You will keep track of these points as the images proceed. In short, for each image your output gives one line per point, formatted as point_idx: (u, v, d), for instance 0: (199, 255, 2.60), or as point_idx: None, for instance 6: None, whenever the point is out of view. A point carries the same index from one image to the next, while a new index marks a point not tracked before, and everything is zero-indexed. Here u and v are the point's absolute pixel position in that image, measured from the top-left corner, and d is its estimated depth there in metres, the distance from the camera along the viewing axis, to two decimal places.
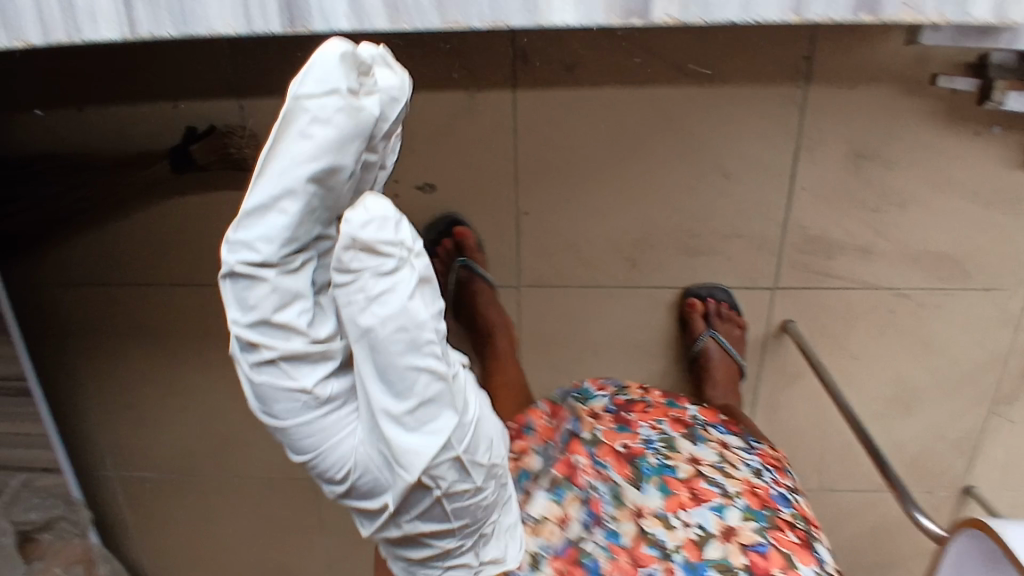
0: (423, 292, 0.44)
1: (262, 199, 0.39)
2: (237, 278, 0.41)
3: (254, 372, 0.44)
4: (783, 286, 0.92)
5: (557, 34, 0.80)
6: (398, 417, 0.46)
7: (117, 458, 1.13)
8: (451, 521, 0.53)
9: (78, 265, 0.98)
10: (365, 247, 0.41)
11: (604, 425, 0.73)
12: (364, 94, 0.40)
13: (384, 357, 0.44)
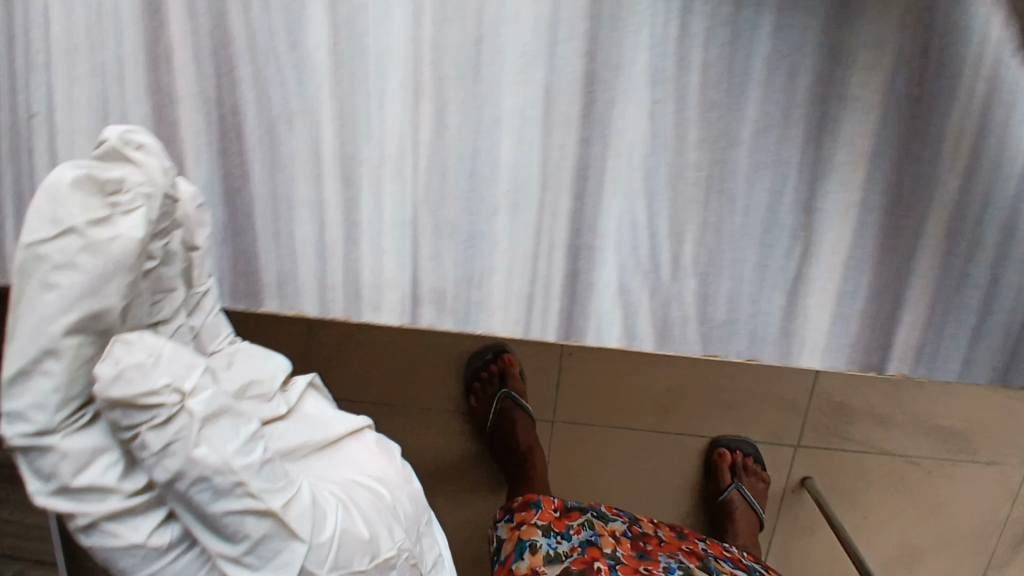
0: (217, 428, 0.46)
1: (18, 374, 0.41)
2: (27, 453, 0.43)
3: (82, 536, 0.45)
4: (806, 446, 0.96)
5: None
6: (235, 558, 0.48)
7: None
8: None
9: None
10: (124, 406, 0.42)
11: (624, 548, 0.79)
12: (108, 234, 0.43)
13: (194, 507, 0.45)
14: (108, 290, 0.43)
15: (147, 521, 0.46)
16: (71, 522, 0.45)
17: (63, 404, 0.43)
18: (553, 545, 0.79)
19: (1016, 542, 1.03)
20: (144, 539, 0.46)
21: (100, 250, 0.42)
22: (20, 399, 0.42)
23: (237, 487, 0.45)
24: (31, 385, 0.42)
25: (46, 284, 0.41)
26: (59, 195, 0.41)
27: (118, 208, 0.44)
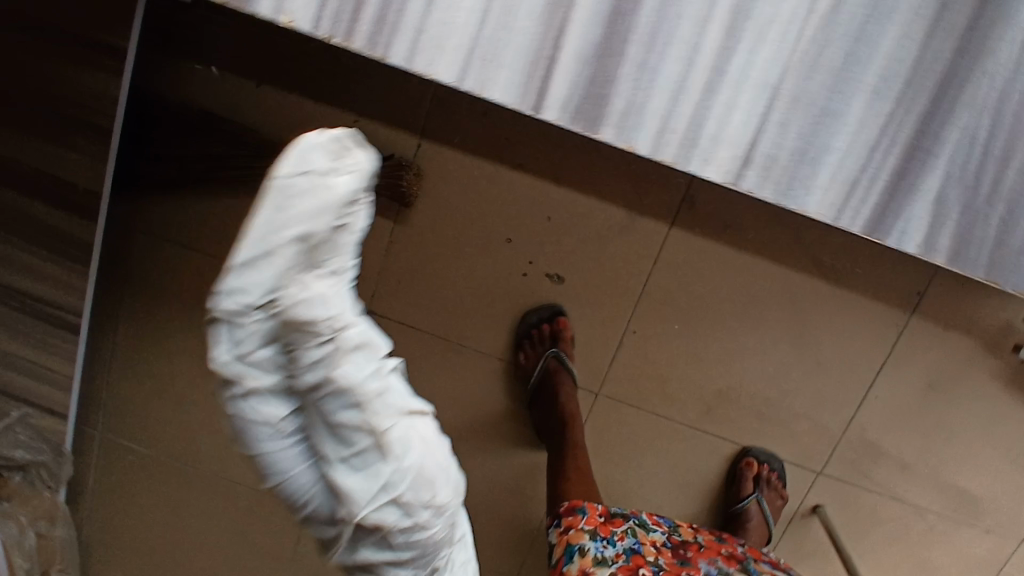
0: (355, 357, 0.47)
1: (247, 255, 0.42)
2: (219, 325, 0.45)
3: (232, 402, 0.48)
4: (827, 473, 0.99)
5: (727, 195, 0.89)
6: (342, 459, 0.50)
7: (114, 421, 1.03)
8: (401, 550, 0.55)
9: (177, 221, 0.93)
10: (299, 320, 0.44)
11: (666, 558, 0.87)
12: (340, 175, 0.43)
13: (325, 415, 0.48)
14: (321, 222, 0.43)
15: (275, 405, 0.48)
16: (234, 384, 0.47)
17: (279, 255, 0.42)
18: (601, 549, 0.85)
19: None
20: (275, 420, 0.48)
21: (324, 182, 0.43)
22: (243, 278, 0.43)
23: (368, 399, 0.47)
24: (263, 258, 0.42)
25: (279, 208, 0.42)
26: (308, 147, 0.43)
27: (342, 166, 0.44)
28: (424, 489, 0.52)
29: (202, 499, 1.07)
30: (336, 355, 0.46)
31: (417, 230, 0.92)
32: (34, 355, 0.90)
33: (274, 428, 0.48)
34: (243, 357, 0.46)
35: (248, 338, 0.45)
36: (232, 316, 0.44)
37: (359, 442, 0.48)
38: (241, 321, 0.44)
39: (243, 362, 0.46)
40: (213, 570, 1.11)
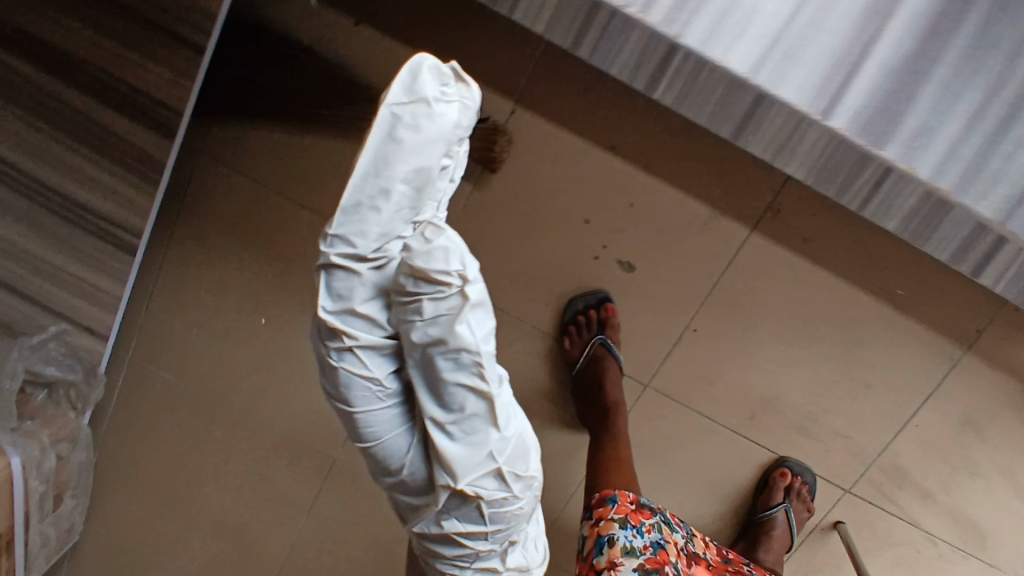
0: (475, 318, 0.55)
1: (372, 191, 0.52)
2: (333, 269, 0.55)
3: (336, 357, 0.58)
4: (853, 493, 1.01)
5: (813, 208, 0.88)
6: (440, 423, 0.60)
7: (151, 345, 1.01)
8: (492, 523, 0.69)
9: (249, 154, 0.90)
10: (419, 276, 0.53)
11: (685, 562, 0.86)
12: (397, 191, 0.52)
13: (430, 371, 0.57)
14: (436, 148, 0.53)
15: (379, 367, 0.59)
16: (335, 338, 0.57)
17: (378, 238, 0.54)
18: (629, 538, 0.85)
19: None
20: (382, 377, 0.60)
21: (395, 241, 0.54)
22: (349, 229, 0.53)
23: (472, 368, 0.56)
24: (383, 193, 0.52)
25: (391, 136, 0.51)
26: (420, 72, 0.52)
27: (445, 97, 0.53)
28: (518, 462, 0.66)
29: (227, 435, 1.05)
30: (450, 323, 0.54)
31: (495, 196, 0.90)
32: (82, 273, 0.86)
33: (379, 386, 0.60)
34: (347, 319, 0.57)
35: (370, 309, 0.57)
36: (348, 294, 0.56)
37: (465, 405, 0.58)
38: (352, 287, 0.56)
39: (360, 324, 0.58)
40: (225, 509, 1.09)
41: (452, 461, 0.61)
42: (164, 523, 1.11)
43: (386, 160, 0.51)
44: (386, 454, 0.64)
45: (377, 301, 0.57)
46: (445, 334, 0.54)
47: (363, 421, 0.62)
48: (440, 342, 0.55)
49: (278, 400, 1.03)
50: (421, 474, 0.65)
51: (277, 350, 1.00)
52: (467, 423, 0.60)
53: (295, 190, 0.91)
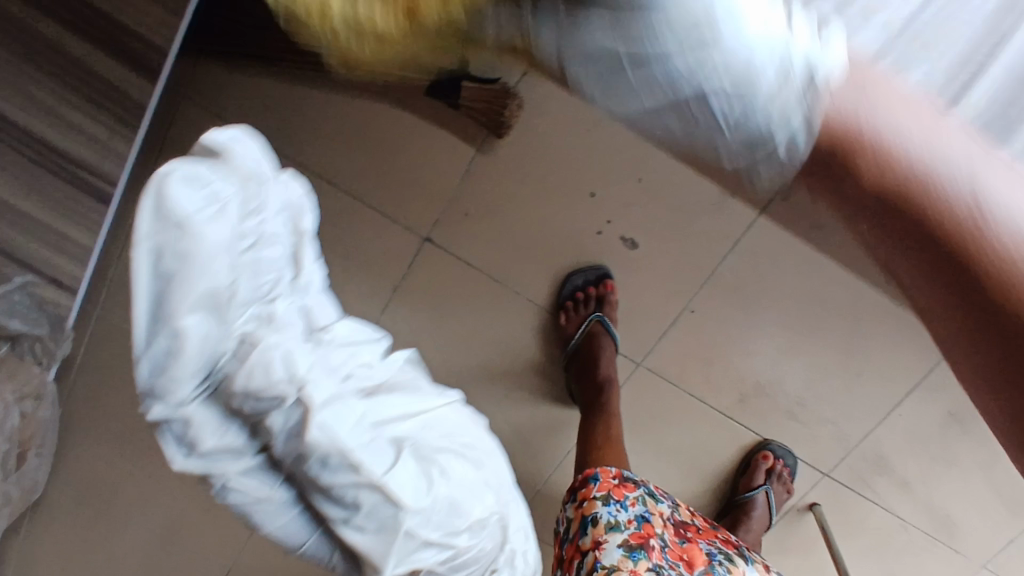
0: (330, 404, 0.44)
1: (157, 336, 0.37)
2: (166, 424, 0.41)
3: (223, 495, 0.44)
4: (833, 477, 1.02)
5: (824, 194, 0.86)
6: (352, 526, 0.46)
7: (125, 299, 0.95)
8: (456, 572, 0.58)
9: (239, 102, 0.85)
10: (254, 388, 0.41)
11: (671, 534, 0.84)
12: (206, 307, 0.38)
13: (315, 482, 0.44)
14: (227, 240, 0.38)
15: (261, 488, 0.44)
16: (205, 484, 0.43)
17: (194, 373, 0.39)
18: (613, 514, 0.83)
19: None
20: (265, 497, 0.44)
21: (219, 314, 0.39)
22: (165, 380, 0.38)
23: (354, 465, 0.44)
24: (188, 327, 0.37)
25: (165, 265, 0.36)
26: (169, 181, 0.35)
27: (245, 183, 0.40)
28: (453, 523, 0.54)
29: None
30: (312, 420, 0.43)
31: (499, 163, 0.86)
32: (52, 223, 0.80)
33: (269, 508, 0.45)
34: (211, 460, 0.42)
35: (216, 459, 0.42)
36: (198, 447, 0.41)
37: (365, 502, 0.45)
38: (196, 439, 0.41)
39: (218, 467, 0.42)
40: None
41: (374, 562, 0.48)
42: (135, 480, 1.08)
43: (167, 290, 0.37)
44: (316, 563, 0.52)
45: (214, 428, 0.41)
46: (309, 440, 0.43)
47: (272, 542, 0.47)
48: (304, 449, 0.43)
49: None
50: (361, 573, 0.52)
51: None
52: (374, 520, 0.46)
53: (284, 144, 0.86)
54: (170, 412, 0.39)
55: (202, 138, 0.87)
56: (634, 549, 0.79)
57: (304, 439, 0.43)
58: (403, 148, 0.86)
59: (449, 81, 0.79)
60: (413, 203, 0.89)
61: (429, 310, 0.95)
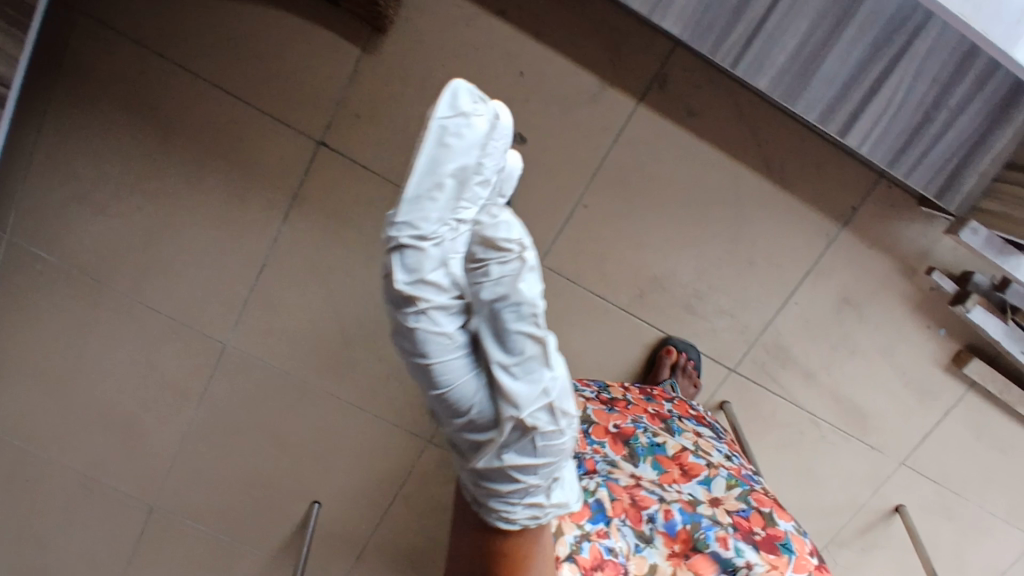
0: (527, 275, 0.47)
1: (415, 188, 0.45)
2: (401, 251, 0.47)
3: (410, 324, 0.49)
4: (738, 373, 1.04)
5: (697, 80, 0.91)
6: (504, 365, 0.50)
7: (26, 222, 0.96)
8: (541, 459, 0.56)
9: (132, 12, 0.88)
10: (489, 244, 0.46)
11: (596, 409, 0.84)
12: (454, 172, 0.45)
13: (496, 322, 0.49)
14: (477, 124, 0.45)
15: (449, 326, 0.50)
16: (403, 310, 0.48)
17: (441, 218, 0.46)
18: None
19: (861, 529, 1.14)
20: (449, 331, 0.49)
21: (463, 179, 0.45)
22: (410, 217, 0.46)
23: (534, 316, 0.48)
24: (437, 189, 0.45)
25: (440, 145, 0.44)
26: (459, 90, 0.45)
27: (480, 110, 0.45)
28: (567, 400, 0.55)
29: (115, 319, 1.02)
30: (511, 280, 0.46)
31: (386, 63, 0.90)
32: None
33: (446, 345, 0.49)
34: (418, 289, 0.48)
35: (425, 288, 0.48)
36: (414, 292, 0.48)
37: (524, 348, 0.49)
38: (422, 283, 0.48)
39: (421, 301, 0.48)
40: (115, 400, 1.06)
41: (512, 399, 0.51)
42: (48, 416, 1.07)
43: (437, 159, 0.44)
44: (452, 412, 0.53)
45: (434, 271, 0.48)
46: (507, 294, 0.47)
47: (434, 378, 0.50)
48: (503, 292, 0.47)
49: (167, 281, 1.00)
50: (489, 419, 0.53)
51: (163, 227, 0.97)
52: (522, 358, 0.50)
53: (179, 51, 0.89)
54: (410, 242, 0.47)
55: (98, 52, 0.90)
56: None
57: (518, 287, 0.46)
58: (292, 53, 0.89)
59: None
60: (304, 107, 0.92)
61: (330, 218, 0.97)
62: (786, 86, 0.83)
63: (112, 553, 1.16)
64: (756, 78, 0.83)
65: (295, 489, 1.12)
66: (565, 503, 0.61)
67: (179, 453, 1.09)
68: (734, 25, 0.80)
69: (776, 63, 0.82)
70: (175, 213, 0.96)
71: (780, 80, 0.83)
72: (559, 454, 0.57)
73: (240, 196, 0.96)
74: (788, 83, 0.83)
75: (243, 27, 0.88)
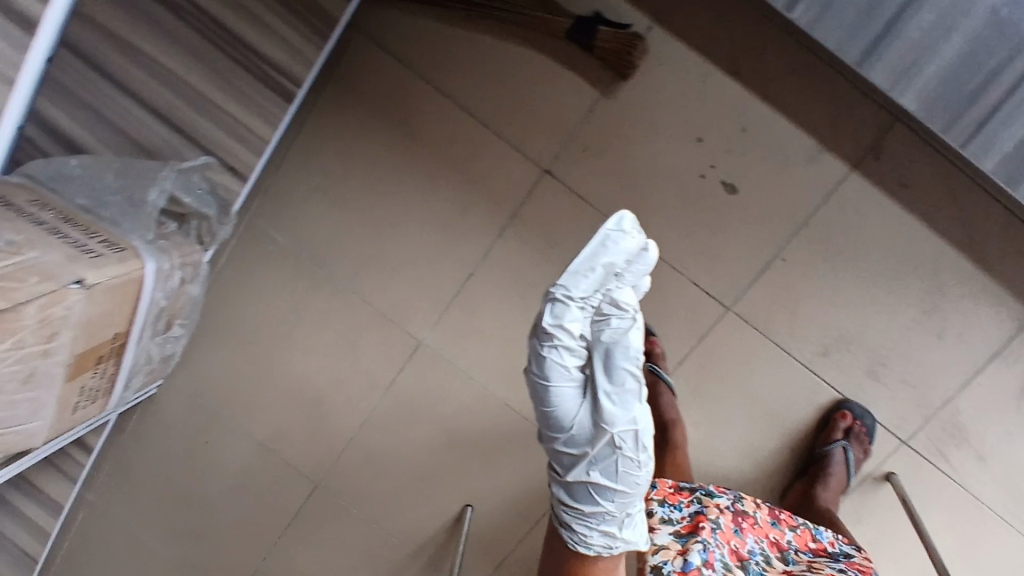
0: (636, 335, 0.66)
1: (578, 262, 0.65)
2: (555, 302, 0.66)
3: (543, 351, 0.67)
4: (910, 445, 1.05)
5: (912, 154, 0.96)
6: (605, 399, 0.67)
7: (273, 205, 1.08)
8: (619, 486, 0.71)
9: (404, 36, 1.00)
10: (614, 303, 0.66)
11: (726, 520, 0.87)
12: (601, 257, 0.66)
13: (608, 364, 0.67)
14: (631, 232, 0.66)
15: (569, 360, 0.68)
16: (541, 337, 0.67)
17: (584, 288, 0.66)
18: (666, 511, 0.88)
19: None
20: (569, 366, 0.67)
21: (611, 265, 0.66)
22: (573, 282, 0.66)
23: (637, 362, 0.66)
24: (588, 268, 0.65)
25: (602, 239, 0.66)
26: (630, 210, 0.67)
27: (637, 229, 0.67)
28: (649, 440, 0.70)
29: (327, 303, 1.12)
30: (625, 331, 0.66)
31: (620, 106, 0.99)
32: (239, 114, 0.95)
33: (563, 374, 0.68)
34: (548, 321, 0.66)
35: (565, 326, 0.66)
36: (557, 321, 0.66)
37: (624, 382, 0.66)
38: (563, 314, 0.66)
39: (553, 334, 0.67)
40: (310, 377, 1.15)
41: (606, 422, 0.68)
42: (247, 383, 1.17)
43: (598, 250, 0.66)
44: (556, 428, 0.70)
45: (568, 319, 0.66)
46: (614, 344, 0.66)
47: (549, 401, 0.69)
48: (608, 343, 0.66)
49: (382, 275, 1.10)
50: (585, 439, 0.70)
51: (389, 226, 1.08)
52: (615, 401, 0.67)
53: (439, 76, 1.01)
54: (561, 296, 0.66)
55: (369, 68, 1.02)
56: (683, 534, 0.84)
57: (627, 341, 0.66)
58: (539, 88, 1.00)
59: (586, 23, 0.93)
60: (537, 136, 1.01)
61: (538, 238, 1.05)
62: (1009, 171, 0.87)
63: (267, 524, 1.22)
64: (980, 160, 0.87)
65: (453, 490, 1.17)
66: (631, 540, 0.76)
67: (353, 436, 1.17)
68: (968, 108, 0.85)
69: (1003, 148, 0.86)
70: (403, 214, 1.07)
71: (1004, 166, 0.87)
72: (634, 488, 0.72)
73: (462, 206, 1.05)
74: (1012, 170, 0.87)
75: (499, 61, 0.99)
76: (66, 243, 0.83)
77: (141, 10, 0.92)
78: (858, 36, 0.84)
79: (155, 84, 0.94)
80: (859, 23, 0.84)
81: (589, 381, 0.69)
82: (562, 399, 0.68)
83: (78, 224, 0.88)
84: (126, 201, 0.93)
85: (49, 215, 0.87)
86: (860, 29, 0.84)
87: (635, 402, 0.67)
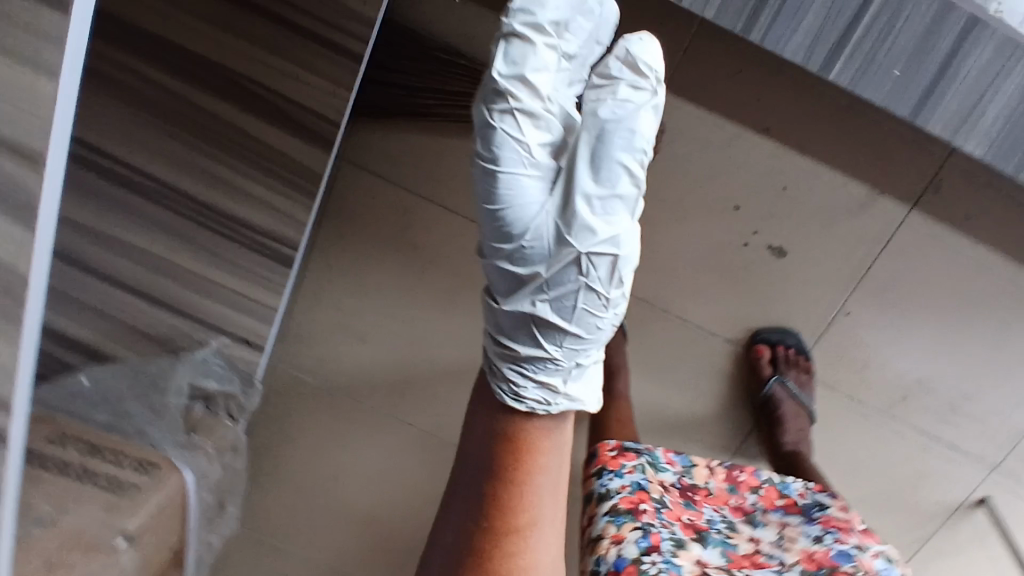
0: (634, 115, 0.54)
1: None
2: (507, 48, 0.54)
3: (493, 117, 0.54)
4: (1003, 470, 1.00)
5: (977, 181, 0.85)
6: (585, 194, 0.56)
7: (293, 352, 1.02)
8: (569, 319, 0.62)
9: (394, 157, 0.90)
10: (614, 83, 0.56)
11: (717, 481, 0.83)
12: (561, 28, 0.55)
13: (602, 148, 0.55)
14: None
15: (534, 149, 0.55)
16: (495, 99, 0.54)
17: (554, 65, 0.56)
18: (604, 483, 0.77)
19: None
20: (529, 151, 0.55)
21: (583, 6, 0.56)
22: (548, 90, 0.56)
23: (641, 151, 0.56)
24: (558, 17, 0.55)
25: None
26: None
27: None
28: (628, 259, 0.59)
29: (371, 433, 1.07)
30: (632, 112, 0.54)
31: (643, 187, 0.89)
32: (239, 286, 0.88)
33: (529, 168, 0.56)
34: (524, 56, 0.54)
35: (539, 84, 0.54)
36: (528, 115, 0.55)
37: (612, 178, 0.56)
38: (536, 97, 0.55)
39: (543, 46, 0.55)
40: (369, 506, 1.10)
41: (575, 228, 0.57)
42: (305, 522, 1.12)
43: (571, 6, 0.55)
44: (502, 236, 0.58)
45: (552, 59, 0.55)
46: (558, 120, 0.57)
47: (499, 188, 0.56)
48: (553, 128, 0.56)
49: (421, 397, 1.04)
50: (542, 254, 0.58)
51: (418, 350, 1.01)
52: (565, 31, 0.56)
53: (440, 191, 0.91)
54: (516, 40, 0.54)
55: (361, 196, 0.92)
56: (620, 514, 0.72)
57: (617, 119, 0.54)
58: None
59: None
60: None
61: None
62: None
63: None
64: None
65: None
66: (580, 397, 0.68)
67: None
68: None
69: None
70: (431, 336, 1.00)
71: None
72: (591, 333, 0.63)
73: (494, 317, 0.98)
74: None
75: None
76: (99, 489, 0.78)
77: (108, 198, 0.83)
78: (908, 86, 0.73)
79: (144, 270, 0.87)
80: (907, 72, 0.72)
81: (559, 172, 0.58)
82: (516, 190, 0.56)
83: (105, 449, 0.83)
84: (147, 406, 0.89)
85: (75, 451, 0.81)
86: (910, 78, 0.72)
87: (577, 31, 0.56)
